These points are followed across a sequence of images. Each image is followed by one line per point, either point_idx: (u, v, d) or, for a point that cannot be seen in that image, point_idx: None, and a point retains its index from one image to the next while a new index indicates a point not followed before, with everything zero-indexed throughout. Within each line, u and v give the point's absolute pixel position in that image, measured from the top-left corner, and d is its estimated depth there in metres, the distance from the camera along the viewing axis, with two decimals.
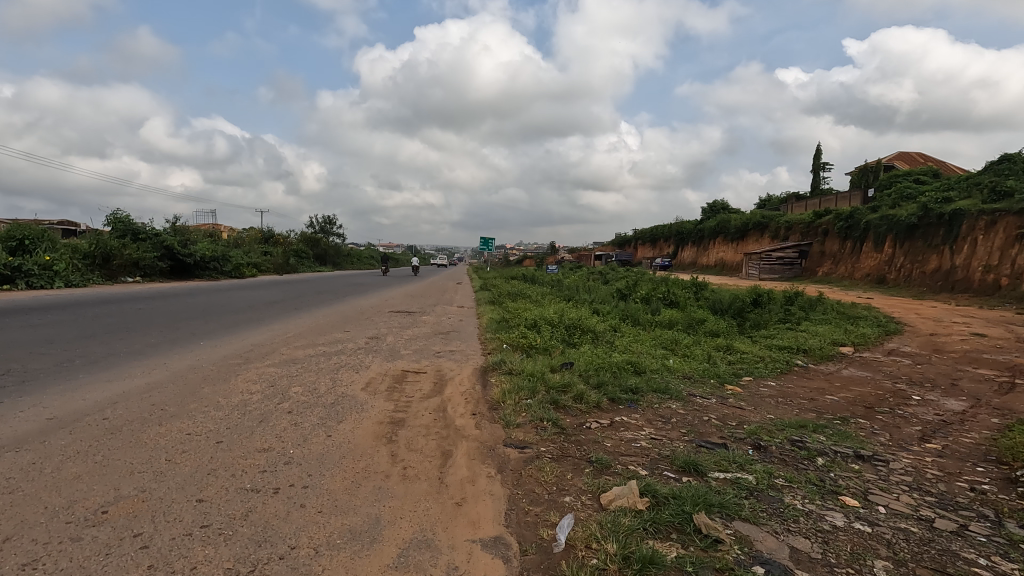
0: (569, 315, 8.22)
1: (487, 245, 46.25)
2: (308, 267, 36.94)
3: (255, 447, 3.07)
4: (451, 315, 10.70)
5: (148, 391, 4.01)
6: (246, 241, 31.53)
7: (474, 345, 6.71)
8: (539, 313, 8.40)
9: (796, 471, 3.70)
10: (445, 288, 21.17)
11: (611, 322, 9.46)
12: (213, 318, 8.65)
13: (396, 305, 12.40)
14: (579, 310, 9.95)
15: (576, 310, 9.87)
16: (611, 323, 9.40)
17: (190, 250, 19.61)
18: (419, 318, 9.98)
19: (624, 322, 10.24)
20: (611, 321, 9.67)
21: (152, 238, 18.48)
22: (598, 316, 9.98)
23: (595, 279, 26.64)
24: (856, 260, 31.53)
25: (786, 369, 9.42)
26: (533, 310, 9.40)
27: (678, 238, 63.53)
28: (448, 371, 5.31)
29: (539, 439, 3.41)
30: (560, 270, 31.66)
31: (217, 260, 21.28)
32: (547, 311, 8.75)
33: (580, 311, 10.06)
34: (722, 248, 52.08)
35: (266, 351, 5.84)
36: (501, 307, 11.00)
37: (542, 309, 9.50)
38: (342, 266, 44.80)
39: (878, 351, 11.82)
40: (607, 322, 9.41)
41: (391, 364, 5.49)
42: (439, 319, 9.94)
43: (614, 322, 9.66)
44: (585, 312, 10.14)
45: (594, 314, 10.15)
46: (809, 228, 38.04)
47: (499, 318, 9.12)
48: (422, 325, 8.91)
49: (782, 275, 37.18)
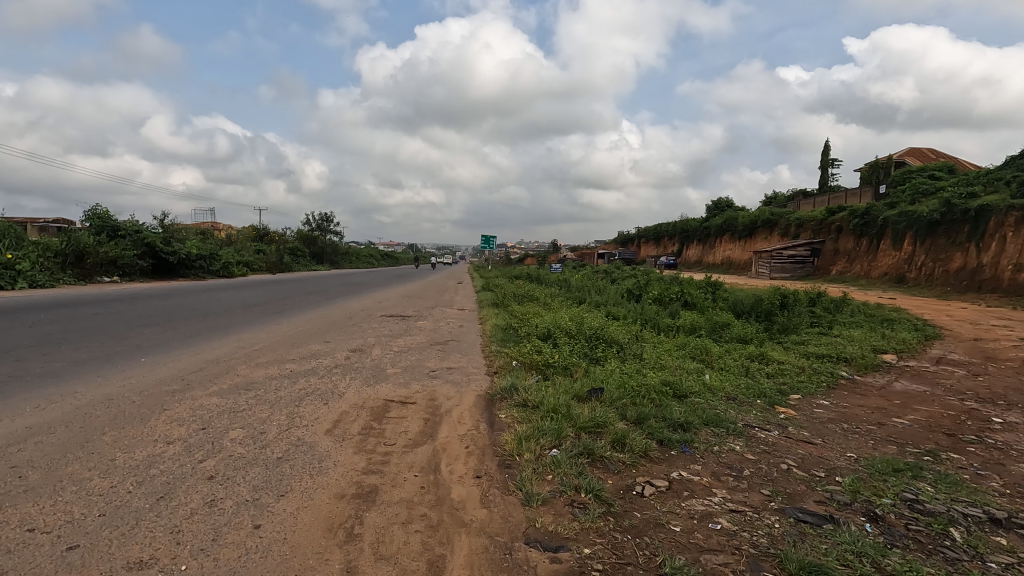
0: (586, 322, 7.06)
1: (489, 244, 45.07)
2: (304, 265, 35.79)
3: (127, 558, 1.91)
4: (448, 320, 9.56)
5: (19, 442, 2.86)
6: (239, 239, 30.38)
7: (476, 361, 5.55)
8: (552, 321, 7.24)
9: (950, 567, 2.53)
10: (445, 289, 19.11)
11: (631, 329, 8.30)
12: (174, 325, 7.54)
13: (389, 308, 11.27)
14: (595, 315, 8.80)
15: (592, 315, 8.72)
16: (632, 331, 8.22)
17: (174, 248, 18.44)
18: (412, 324, 8.84)
19: (645, 329, 9.09)
20: (632, 328, 8.50)
21: (132, 234, 17.37)
22: (616, 321, 8.82)
23: (602, 279, 25.41)
24: (873, 258, 30.31)
25: (833, 383, 8.24)
26: (543, 315, 8.24)
27: (683, 236, 62.29)
28: (445, 400, 4.14)
29: (578, 531, 2.25)
30: (564, 269, 30.48)
31: (204, 259, 20.16)
32: (559, 317, 7.59)
33: (596, 315, 8.91)
34: (729, 246, 50.84)
35: (216, 372, 4.68)
36: (506, 311, 9.86)
37: (553, 314, 8.34)
38: (341, 265, 43.64)
39: (925, 360, 10.62)
40: (627, 329, 8.24)
41: (371, 390, 4.31)
42: (436, 325, 8.81)
43: (634, 329, 8.51)
44: (601, 317, 8.98)
45: (611, 320, 8.99)
46: (822, 225, 36.78)
47: (504, 325, 7.97)
48: (416, 333, 7.76)
49: (793, 274, 36.02)
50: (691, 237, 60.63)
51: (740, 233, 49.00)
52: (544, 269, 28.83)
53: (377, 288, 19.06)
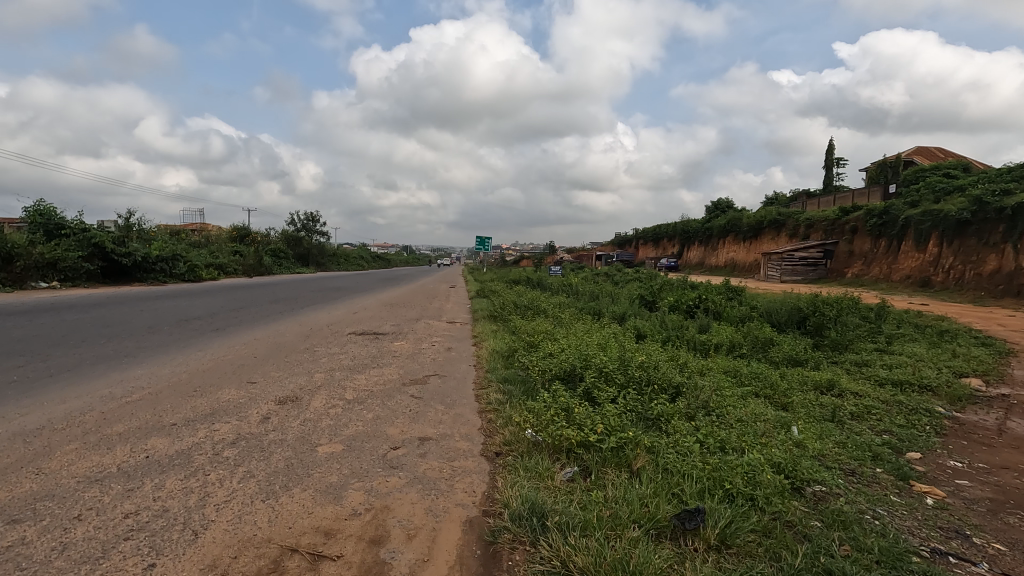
0: (621, 351, 5.11)
1: (484, 246, 43.04)
2: (288, 267, 33.65)
3: None
4: (432, 341, 7.56)
5: None
6: (216, 241, 28.27)
7: (466, 428, 3.55)
8: (574, 347, 5.30)
9: None
10: (436, 295, 17.24)
11: (671, 355, 6.36)
12: (53, 353, 5.48)
13: (361, 321, 9.31)
14: (623, 336, 6.85)
15: (619, 336, 6.76)
16: (673, 357, 6.28)
17: (128, 249, 16.31)
18: (383, 347, 6.82)
19: (684, 352, 7.15)
20: (670, 352, 6.56)
21: (79, 234, 15.26)
22: (649, 343, 6.87)
23: (606, 283, 23.49)
24: (894, 260, 28.49)
25: (937, 425, 6.25)
26: (555, 338, 6.28)
27: (684, 237, 60.53)
28: (404, 542, 2.12)
29: None
30: (564, 272, 28.53)
31: (166, 261, 18.05)
32: (580, 342, 5.64)
33: (623, 335, 6.95)
34: (732, 248, 49.02)
35: (5, 466, 2.64)
36: (509, 327, 7.88)
37: (571, 336, 6.39)
38: (329, 267, 41.59)
39: (1019, 386, 8.63)
40: (667, 354, 6.30)
41: (263, 515, 2.27)
42: (414, 349, 6.82)
43: (673, 354, 6.55)
44: (629, 337, 7.03)
45: (639, 340, 7.05)
46: (834, 225, 34.98)
47: (507, 352, 5.99)
48: (387, 364, 5.74)
49: (805, 276, 34.27)
50: (691, 238, 58.82)
51: (745, 234, 47.21)
52: (539, 271, 30.82)
53: (359, 294, 16.99)
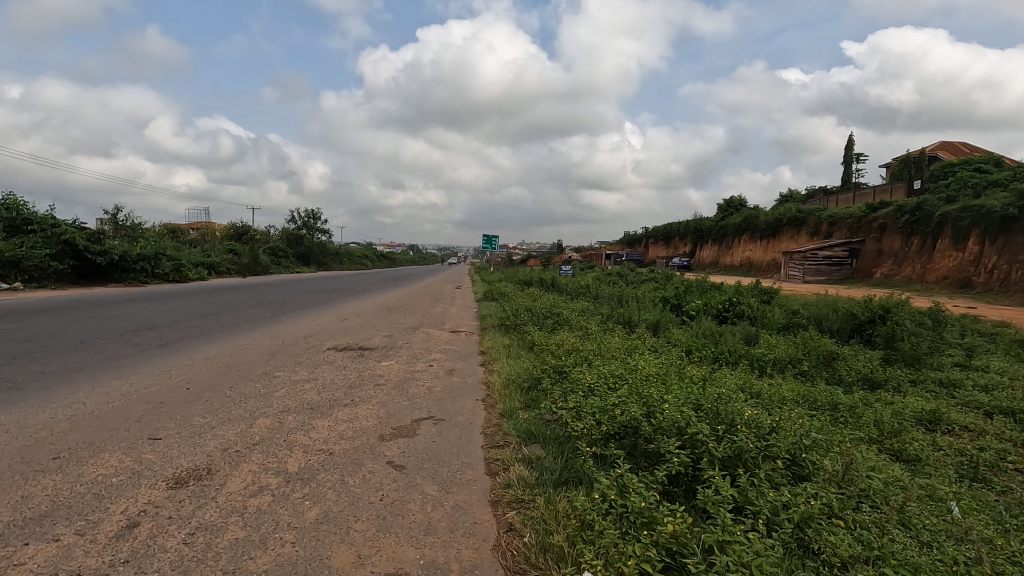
0: (688, 392, 3.63)
1: (491, 245, 41.58)
2: (287, 266, 32.32)
3: None
4: (428, 360, 6.04)
5: None
6: (211, 239, 27.02)
7: (470, 550, 2.04)
8: (622, 384, 3.80)
9: None
10: (437, 298, 15.72)
11: (735, 381, 4.88)
12: None
13: (347, 332, 7.84)
14: (669, 360, 5.35)
15: (664, 360, 5.27)
16: (739, 386, 4.78)
17: (104, 246, 14.96)
18: (364, 370, 5.31)
19: (746, 375, 5.64)
20: (733, 378, 5.05)
21: (47, 229, 13.88)
22: (702, 366, 5.38)
23: (621, 283, 21.93)
24: (928, 260, 26.70)
25: None
26: (587, 363, 4.77)
27: (697, 235, 58.73)
28: None
29: None
30: (575, 272, 27.09)
31: (149, 260, 16.71)
32: (626, 374, 4.15)
33: (670, 359, 5.44)
34: (748, 247, 47.31)
35: None
36: (525, 342, 6.38)
37: (607, 361, 4.89)
38: (331, 266, 40.32)
39: None
40: (729, 381, 4.81)
41: None
42: (403, 372, 5.32)
43: (738, 380, 5.05)
44: (676, 359, 5.53)
45: (690, 362, 5.53)
46: (861, 222, 33.14)
47: (523, 385, 4.49)
48: (362, 398, 4.24)
49: (829, 276, 32.51)
50: (705, 236, 57.06)
51: (762, 232, 45.43)
52: (549, 271, 29.62)
53: (355, 295, 15.55)
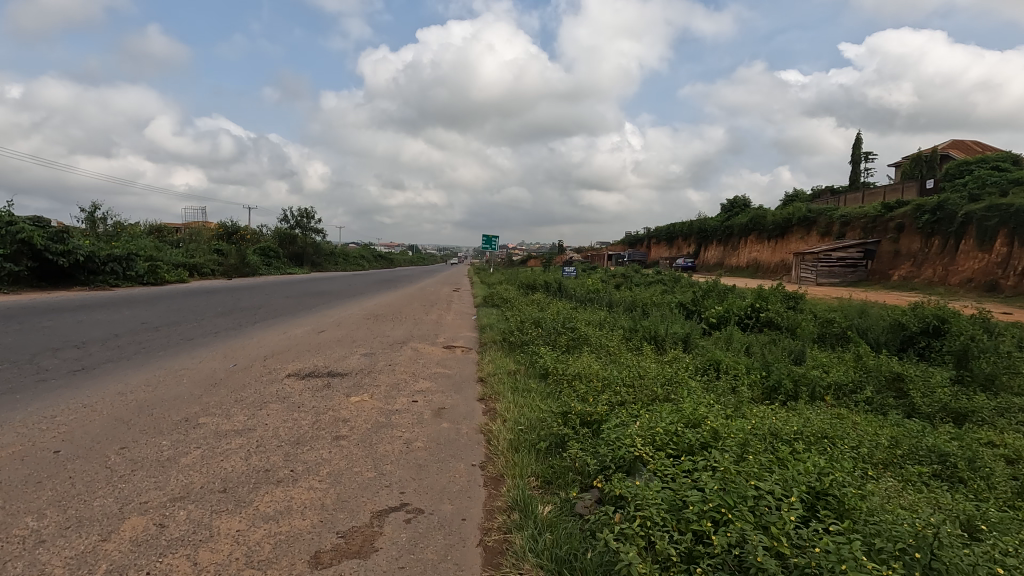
0: (801, 482, 2.36)
1: (491, 245, 40.28)
2: (278, 267, 31.05)
3: None
4: (412, 394, 4.72)
5: None
6: (196, 238, 25.72)
7: None
8: (697, 466, 2.48)
9: None
10: (433, 303, 14.42)
11: (821, 431, 3.57)
12: None
13: (319, 350, 6.53)
14: (724, 401, 4.02)
15: (718, 402, 3.95)
16: (829, 441, 3.50)
17: (67, 246, 13.68)
18: (322, 413, 3.98)
19: (819, 418, 4.32)
20: (814, 425, 3.75)
21: (2, 227, 12.57)
22: (766, 409, 4.08)
23: (629, 287, 20.63)
24: (950, 261, 25.42)
25: None
26: (624, 412, 3.44)
27: (702, 236, 57.44)
28: None
29: None
30: (579, 275, 25.83)
31: (121, 261, 15.43)
32: (690, 442, 2.83)
33: (725, 399, 4.12)
34: (755, 248, 46.08)
35: None
36: (534, 371, 5.04)
37: (649, 409, 3.56)
38: (325, 267, 39.05)
39: None
40: (815, 433, 3.51)
41: None
42: (376, 416, 3.99)
43: (821, 428, 3.74)
44: (731, 398, 4.20)
45: (749, 402, 4.21)
46: (876, 222, 31.84)
47: (537, 445, 3.16)
48: (307, 467, 2.92)
49: (843, 279, 31.14)
50: (709, 237, 55.78)
51: (770, 233, 44.14)
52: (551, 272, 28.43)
53: (342, 299, 14.22)
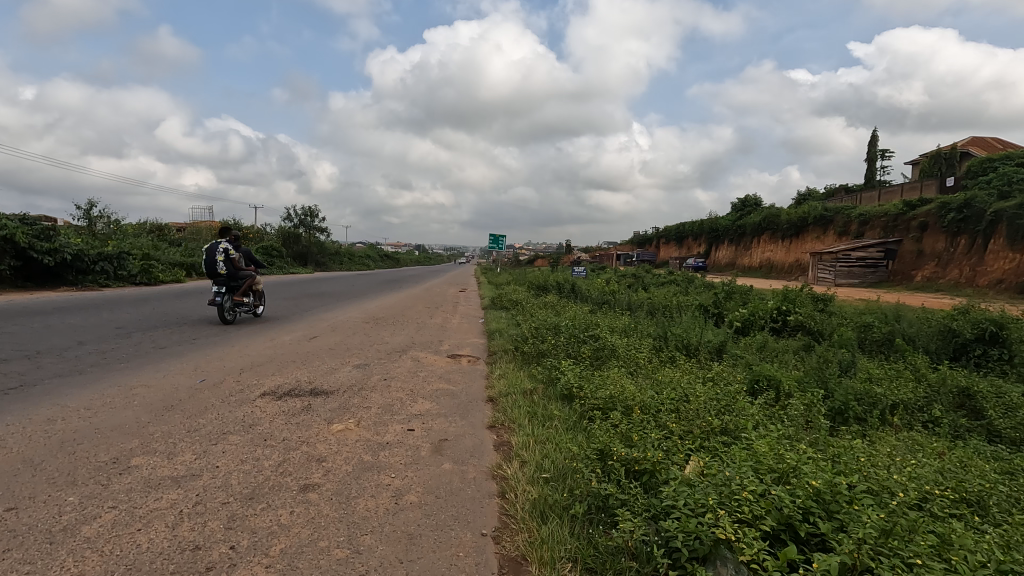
0: None
1: (498, 244, 39.45)
2: (281, 267, 30.39)
3: None
4: (408, 420, 3.89)
5: None
6: (196, 238, 25.07)
7: None
8: (820, 571, 1.66)
9: None
10: (438, 305, 13.62)
11: (938, 481, 2.74)
12: None
13: (307, 361, 5.73)
14: (798, 438, 3.20)
15: (793, 440, 3.12)
16: (954, 496, 2.66)
17: (53, 244, 13.02)
18: (293, 450, 3.16)
19: (912, 456, 3.49)
20: (921, 470, 2.92)
21: None
22: (850, 447, 3.25)
23: (643, 288, 19.72)
24: (978, 261, 24.32)
25: None
26: (679, 461, 2.63)
27: (713, 236, 56.31)
28: None
29: None
30: (589, 276, 24.91)
31: (111, 260, 14.75)
32: (788, 512, 2.04)
33: (798, 434, 3.29)
34: (768, 248, 44.98)
35: None
36: (555, 391, 4.21)
37: (710, 457, 2.75)
38: (329, 267, 38.39)
39: None
40: (932, 484, 2.69)
41: None
42: (360, 453, 3.17)
43: (930, 473, 2.92)
44: (805, 432, 3.37)
45: (826, 437, 3.38)
46: (897, 221, 30.70)
47: (570, 508, 2.36)
48: (254, 543, 2.13)
49: (862, 279, 29.95)
50: (721, 236, 54.64)
51: (784, 232, 43.00)
52: (559, 272, 27.59)
53: (341, 301, 13.38)
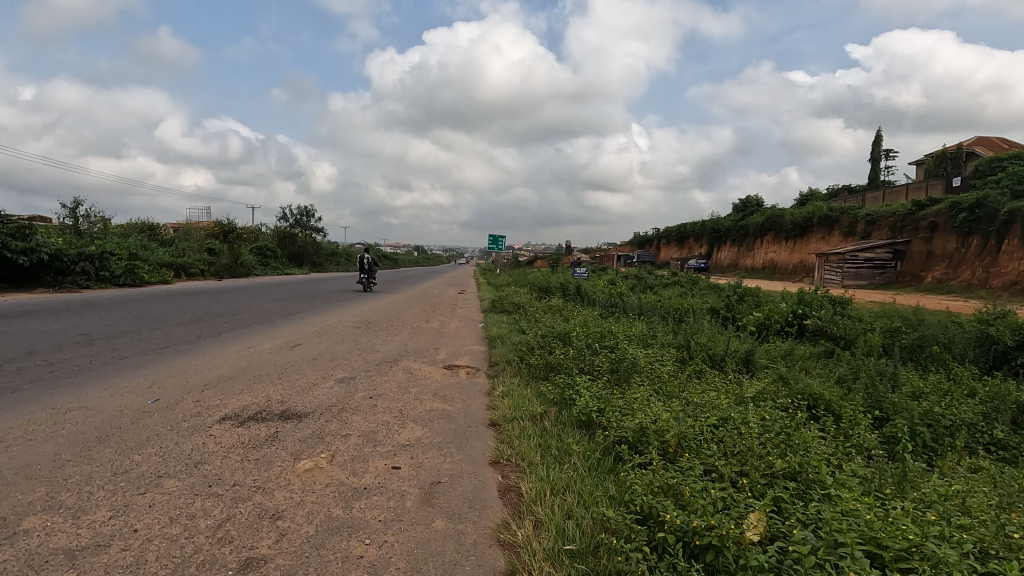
0: None
1: (497, 245, 38.72)
2: (276, 267, 29.66)
3: None
4: (393, 454, 3.19)
5: None
6: (187, 237, 24.35)
7: None
8: None
9: None
10: (436, 308, 12.90)
11: None
12: None
13: (284, 374, 5.05)
14: (884, 490, 2.56)
15: (878, 495, 2.50)
16: None
17: (29, 244, 12.33)
18: (242, 502, 2.46)
19: (1012, 500, 2.87)
20: None
21: None
22: (946, 495, 2.62)
23: (649, 290, 19.01)
24: (991, 262, 23.67)
25: None
26: (748, 532, 2.01)
27: (715, 236, 55.62)
28: None
29: None
30: (592, 278, 24.17)
31: (93, 260, 14.07)
32: None
33: (880, 481, 2.66)
34: (772, 249, 44.30)
35: None
36: (570, 416, 3.54)
37: (785, 524, 2.12)
38: (326, 267, 37.67)
39: None
40: None
41: None
42: (327, 505, 2.48)
43: None
44: (885, 477, 2.73)
45: (912, 481, 2.75)
46: (905, 221, 30.05)
47: None
48: None
49: (870, 281, 29.26)
50: (723, 237, 53.95)
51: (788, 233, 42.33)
52: (560, 273, 26.92)
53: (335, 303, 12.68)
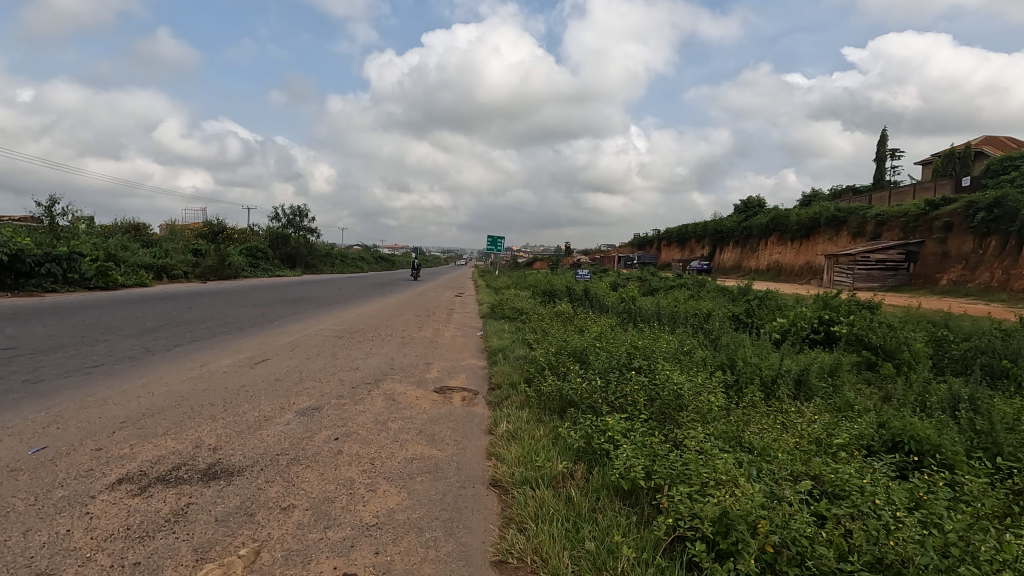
0: None
1: (496, 246, 37.63)
2: (267, 269, 28.55)
3: None
4: (348, 546, 2.15)
5: None
6: (171, 237, 23.26)
7: None
8: None
9: None
10: (432, 313, 11.87)
11: None
12: None
13: (233, 404, 4.03)
14: None
15: None
16: None
17: None
18: None
19: None
20: None
21: None
22: None
23: (656, 294, 17.90)
24: (1012, 263, 22.65)
25: None
26: None
27: (718, 237, 54.58)
28: None
29: None
30: (596, 281, 23.18)
31: (60, 262, 13.08)
32: None
33: None
34: (777, 250, 43.31)
35: None
36: (603, 479, 2.56)
37: None
38: (320, 269, 36.55)
39: None
40: None
41: None
42: None
43: None
44: None
45: None
46: (918, 221, 29.07)
47: None
48: None
49: (882, 283, 28.26)
50: (726, 238, 52.92)
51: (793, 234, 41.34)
52: (561, 275, 25.86)
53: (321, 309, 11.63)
